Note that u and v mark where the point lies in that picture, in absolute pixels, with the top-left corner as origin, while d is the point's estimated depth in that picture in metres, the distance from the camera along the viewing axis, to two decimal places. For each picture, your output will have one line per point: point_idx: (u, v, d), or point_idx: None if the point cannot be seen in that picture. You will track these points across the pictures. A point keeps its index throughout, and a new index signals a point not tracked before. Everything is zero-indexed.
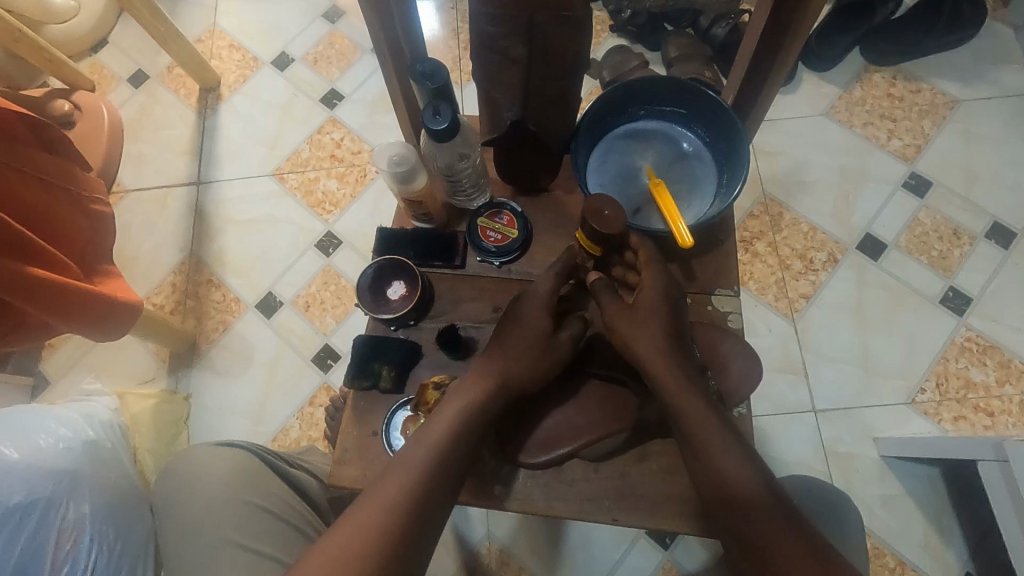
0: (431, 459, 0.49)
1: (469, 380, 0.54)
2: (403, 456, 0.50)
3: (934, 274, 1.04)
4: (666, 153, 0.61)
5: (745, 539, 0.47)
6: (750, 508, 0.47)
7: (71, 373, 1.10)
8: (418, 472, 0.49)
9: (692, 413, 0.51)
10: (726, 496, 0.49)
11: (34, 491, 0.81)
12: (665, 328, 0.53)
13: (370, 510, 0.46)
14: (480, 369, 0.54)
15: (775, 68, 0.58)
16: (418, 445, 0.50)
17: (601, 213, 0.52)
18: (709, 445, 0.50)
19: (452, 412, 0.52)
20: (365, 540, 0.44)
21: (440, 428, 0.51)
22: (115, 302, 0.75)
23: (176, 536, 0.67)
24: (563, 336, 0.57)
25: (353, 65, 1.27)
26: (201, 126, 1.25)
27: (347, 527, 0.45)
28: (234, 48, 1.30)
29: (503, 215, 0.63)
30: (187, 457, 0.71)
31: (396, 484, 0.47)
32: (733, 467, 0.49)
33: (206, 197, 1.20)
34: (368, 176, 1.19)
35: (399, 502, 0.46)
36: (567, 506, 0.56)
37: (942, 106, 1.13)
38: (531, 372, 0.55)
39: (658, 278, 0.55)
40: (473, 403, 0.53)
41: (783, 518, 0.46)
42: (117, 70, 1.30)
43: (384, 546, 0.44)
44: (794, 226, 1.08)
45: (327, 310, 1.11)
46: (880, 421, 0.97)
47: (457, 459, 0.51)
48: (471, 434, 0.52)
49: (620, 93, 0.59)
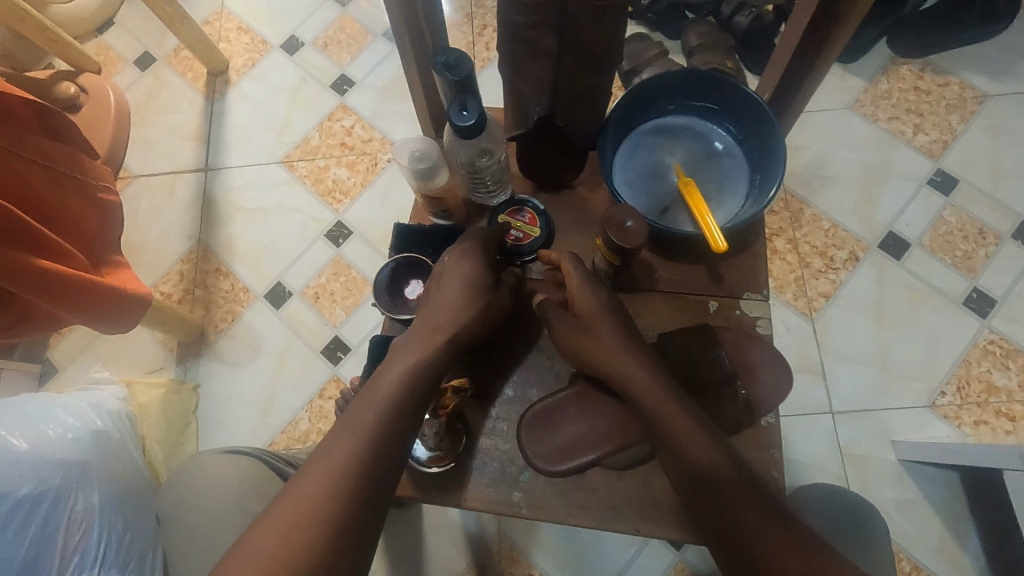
0: (381, 417, 0.51)
1: (414, 336, 0.55)
2: (353, 416, 0.51)
3: (958, 275, 1.01)
4: (696, 150, 0.58)
5: (731, 529, 0.47)
6: (730, 497, 0.47)
7: (78, 361, 1.09)
8: (368, 430, 0.50)
9: (652, 402, 0.51)
10: (702, 484, 0.49)
11: (44, 481, 0.80)
12: (618, 328, 0.54)
13: (322, 473, 0.48)
14: (423, 327, 0.55)
15: (824, 57, 0.55)
16: (367, 405, 0.51)
17: (623, 224, 0.48)
18: (674, 430, 0.50)
19: (399, 368, 0.53)
20: (317, 503, 0.46)
21: (388, 385, 0.52)
22: (123, 293, 0.73)
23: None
24: (500, 293, 0.58)
25: (364, 50, 1.24)
26: (209, 110, 1.23)
27: (300, 489, 0.47)
28: (243, 30, 1.27)
29: (525, 212, 0.61)
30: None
31: (348, 446, 0.49)
32: (709, 457, 0.49)
33: (214, 184, 1.18)
34: (379, 165, 1.16)
35: (351, 464, 0.48)
36: (588, 516, 0.54)
37: (971, 101, 1.10)
38: (477, 324, 0.56)
39: (595, 289, 0.56)
40: (419, 361, 0.54)
41: (764, 508, 0.47)
42: (123, 52, 1.27)
43: (337, 504, 0.47)
44: (814, 222, 1.06)
45: (337, 301, 1.09)
46: (899, 423, 0.95)
47: (407, 412, 0.52)
48: (422, 388, 0.53)
49: (650, 87, 0.56)
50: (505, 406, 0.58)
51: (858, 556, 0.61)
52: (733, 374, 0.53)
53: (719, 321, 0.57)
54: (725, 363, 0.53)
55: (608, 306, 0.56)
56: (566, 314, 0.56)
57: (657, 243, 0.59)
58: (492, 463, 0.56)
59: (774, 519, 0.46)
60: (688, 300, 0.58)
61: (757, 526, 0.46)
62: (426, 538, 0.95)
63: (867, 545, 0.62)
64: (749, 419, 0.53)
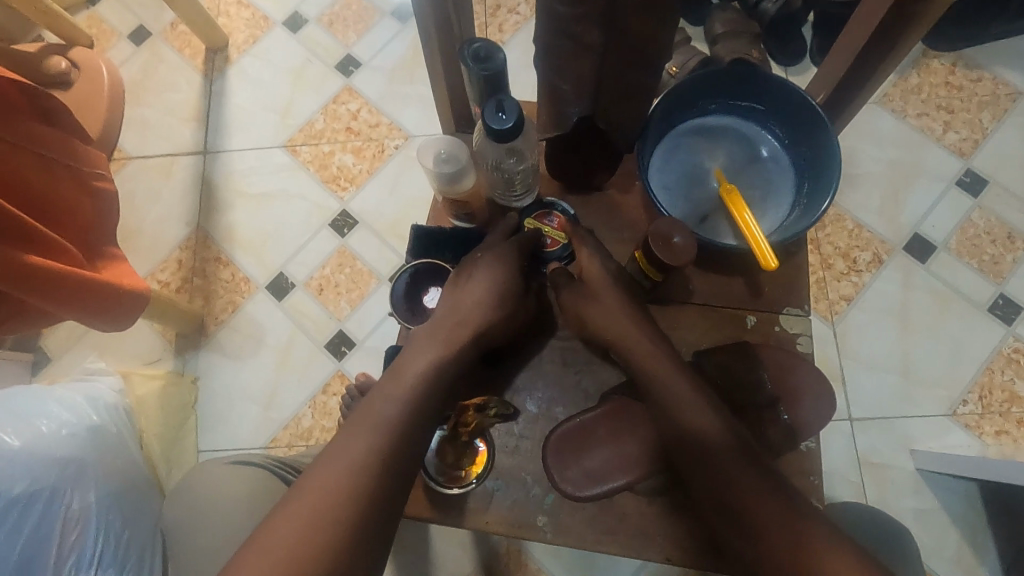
0: (401, 413, 0.48)
1: (435, 328, 0.52)
2: (371, 410, 0.48)
3: (984, 280, 0.98)
4: (738, 154, 0.55)
5: (724, 503, 0.45)
6: (730, 468, 0.46)
7: (72, 350, 1.05)
8: (387, 426, 0.47)
9: (658, 375, 0.50)
10: (700, 457, 0.47)
11: (38, 480, 0.78)
12: (621, 299, 0.53)
13: (337, 470, 0.45)
14: (444, 320, 0.52)
15: (901, 49, 0.51)
16: (386, 399, 0.48)
17: (669, 238, 0.45)
18: (674, 403, 0.48)
19: (420, 362, 0.50)
20: (333, 504, 0.43)
21: (409, 379, 0.49)
22: (120, 290, 0.69)
23: (186, 558, 0.63)
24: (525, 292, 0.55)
25: (371, 29, 1.18)
26: (207, 89, 1.17)
27: (314, 487, 0.44)
28: (243, 5, 1.21)
29: (553, 216, 0.57)
30: (201, 474, 0.66)
31: (366, 444, 0.46)
32: (710, 431, 0.47)
33: (214, 168, 1.13)
34: (386, 152, 1.11)
35: (368, 463, 0.45)
36: (616, 541, 0.52)
37: (1004, 98, 1.06)
38: (502, 322, 0.53)
39: (602, 260, 0.54)
40: (440, 355, 0.51)
41: (766, 484, 0.45)
42: (117, 25, 1.21)
43: (353, 505, 0.43)
44: (838, 222, 1.02)
45: (342, 293, 1.05)
46: (919, 432, 0.93)
47: (427, 410, 0.49)
48: (443, 386, 0.50)
49: (694, 85, 0.52)
50: (529, 422, 0.55)
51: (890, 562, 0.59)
52: (775, 399, 0.51)
53: (758, 339, 0.54)
54: (766, 385, 0.51)
55: (617, 281, 0.54)
56: (572, 279, 0.55)
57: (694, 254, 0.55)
58: (515, 483, 0.53)
59: (777, 496, 0.44)
60: (726, 315, 0.55)
61: (754, 493, 0.44)
62: (432, 540, 0.93)
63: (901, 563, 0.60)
64: (789, 445, 0.50)
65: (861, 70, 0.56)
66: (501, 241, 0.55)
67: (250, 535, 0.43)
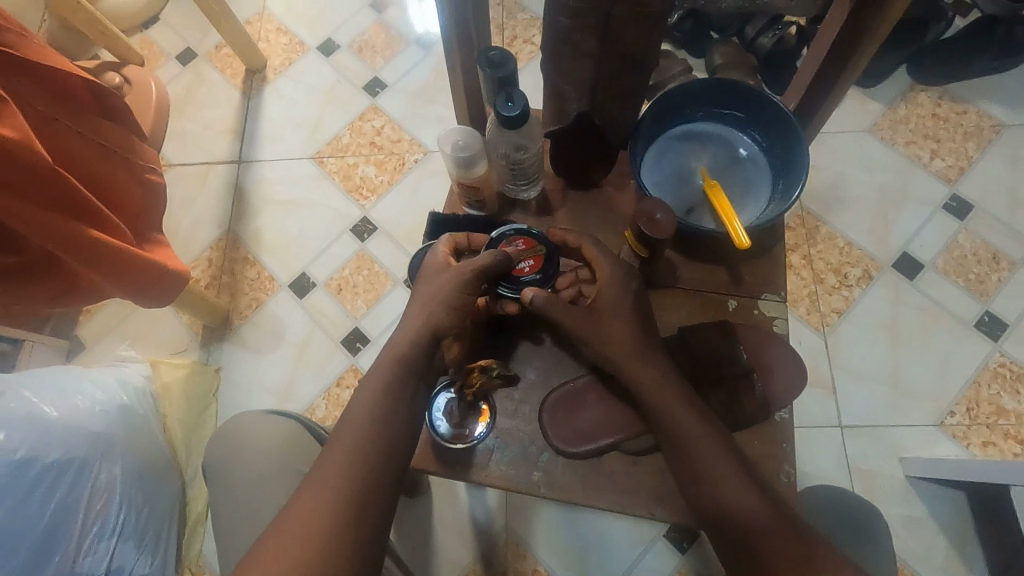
0: (369, 427, 0.52)
1: (388, 350, 0.55)
2: (343, 430, 0.52)
3: (970, 298, 1.03)
4: (721, 156, 0.61)
5: (743, 547, 0.49)
6: (747, 515, 0.49)
7: (106, 339, 1.12)
8: (357, 444, 0.51)
9: (679, 419, 0.52)
10: (717, 505, 0.50)
11: (70, 451, 0.84)
12: (635, 326, 0.55)
13: (316, 494, 0.49)
14: (397, 339, 0.56)
15: (856, 62, 0.58)
16: (349, 421, 0.52)
17: (653, 216, 0.51)
18: (693, 446, 0.51)
19: (374, 387, 0.53)
20: (314, 523, 0.48)
21: (367, 399, 0.53)
22: (163, 271, 0.76)
23: (223, 507, 0.63)
24: (454, 272, 0.56)
25: (397, 56, 1.28)
26: (245, 106, 1.27)
27: (297, 513, 0.48)
28: (282, 32, 1.32)
29: (515, 241, 0.59)
30: (236, 424, 0.67)
31: (337, 462, 0.50)
32: (727, 482, 0.50)
33: (246, 176, 1.22)
34: (406, 165, 1.20)
35: (343, 482, 0.49)
36: (604, 498, 0.57)
37: (988, 130, 1.12)
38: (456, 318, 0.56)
39: (625, 285, 0.56)
40: (395, 373, 0.54)
41: (784, 529, 0.48)
42: (166, 47, 1.33)
43: (333, 522, 0.48)
44: (830, 240, 1.08)
45: (359, 294, 1.12)
46: (907, 441, 0.96)
47: (389, 423, 0.52)
48: (398, 393, 0.54)
49: (681, 93, 0.60)
50: (528, 390, 0.60)
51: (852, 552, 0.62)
52: (750, 369, 0.56)
53: (738, 320, 0.59)
54: (742, 356, 0.56)
55: (634, 301, 0.56)
56: (580, 312, 0.55)
57: (683, 245, 0.61)
58: (513, 442, 0.59)
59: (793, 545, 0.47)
60: (710, 298, 0.60)
61: (770, 535, 0.48)
62: (434, 529, 0.97)
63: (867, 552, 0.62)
64: (763, 415, 0.55)
65: (828, 83, 0.63)
66: (444, 258, 0.58)
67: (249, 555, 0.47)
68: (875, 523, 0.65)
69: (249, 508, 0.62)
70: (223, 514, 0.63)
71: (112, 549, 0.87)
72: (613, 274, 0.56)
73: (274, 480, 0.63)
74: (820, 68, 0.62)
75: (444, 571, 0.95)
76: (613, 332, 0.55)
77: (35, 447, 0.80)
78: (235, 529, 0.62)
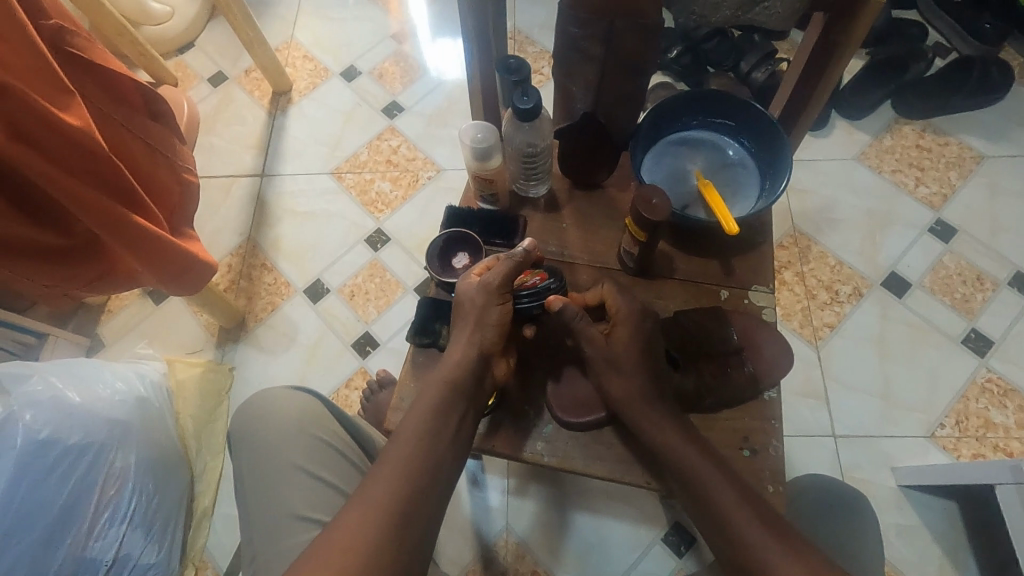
0: (419, 452, 0.54)
1: (434, 383, 0.59)
2: (392, 453, 0.54)
3: (956, 316, 1.07)
4: (714, 159, 0.67)
5: (744, 565, 0.50)
6: (764, 555, 0.49)
7: (125, 337, 1.17)
8: (405, 467, 0.53)
9: (674, 442, 0.55)
10: (734, 544, 0.50)
11: (89, 435, 0.87)
12: (640, 354, 0.58)
13: (362, 512, 0.50)
14: (444, 370, 0.59)
15: (831, 74, 0.66)
16: (398, 444, 0.55)
17: (650, 200, 0.56)
18: (688, 462, 0.54)
19: (423, 416, 0.57)
20: (363, 537, 0.49)
21: (417, 430, 0.56)
22: (195, 261, 0.81)
23: (246, 470, 0.67)
24: (483, 284, 0.60)
25: (414, 82, 1.37)
26: (270, 124, 1.35)
27: (340, 530, 0.49)
28: (308, 58, 1.42)
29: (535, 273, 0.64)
30: (262, 396, 0.71)
31: (388, 481, 0.52)
32: (739, 519, 0.51)
33: (268, 188, 1.29)
34: (419, 181, 1.27)
35: (389, 504, 0.51)
36: (603, 466, 0.61)
37: (969, 160, 1.19)
38: (496, 341, 0.60)
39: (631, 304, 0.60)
40: (442, 402, 0.58)
41: (782, 546, 0.49)
42: (198, 70, 1.42)
43: (374, 544, 0.48)
44: (821, 258, 1.13)
45: (371, 300, 1.17)
46: (899, 451, 0.99)
47: (434, 454, 0.55)
48: (443, 418, 0.57)
49: (676, 102, 0.67)
50: (534, 367, 0.65)
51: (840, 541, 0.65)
52: (739, 347, 0.61)
53: (729, 307, 0.64)
54: (733, 338, 0.61)
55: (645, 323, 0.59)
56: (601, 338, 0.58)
57: (680, 240, 0.67)
58: (520, 415, 0.64)
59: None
60: (703, 289, 0.65)
61: (766, 551, 0.49)
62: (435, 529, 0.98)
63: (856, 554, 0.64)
64: (753, 390, 0.59)
65: (808, 96, 0.70)
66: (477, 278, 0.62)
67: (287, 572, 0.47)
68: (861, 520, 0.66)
69: (273, 470, 0.66)
70: (247, 476, 0.67)
71: (121, 536, 0.89)
72: (629, 314, 0.59)
73: (296, 446, 0.68)
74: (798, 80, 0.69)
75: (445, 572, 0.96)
76: (622, 356, 0.58)
77: (58, 429, 0.84)
78: (256, 489, 0.66)
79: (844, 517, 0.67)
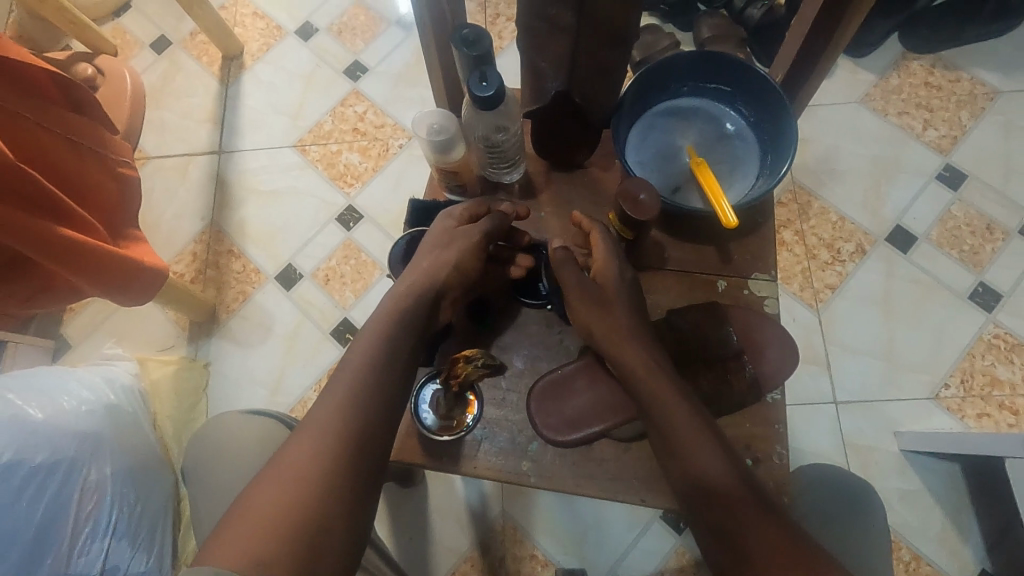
0: (364, 385, 0.52)
1: (382, 315, 0.56)
2: (335, 387, 0.52)
3: (965, 270, 1.02)
4: (709, 131, 0.63)
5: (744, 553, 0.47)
6: (759, 542, 0.47)
7: (92, 337, 1.10)
8: (353, 401, 0.51)
9: (676, 410, 0.53)
10: (735, 527, 0.48)
11: (57, 452, 0.81)
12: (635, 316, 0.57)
13: (307, 445, 0.48)
14: (394, 301, 0.57)
15: (839, 39, 0.59)
16: (350, 371, 0.53)
17: (636, 197, 0.53)
18: (690, 432, 0.52)
19: (372, 351, 0.54)
20: (309, 468, 0.47)
21: (360, 365, 0.53)
22: (143, 267, 0.75)
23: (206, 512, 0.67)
24: (463, 231, 0.60)
25: (377, 38, 1.25)
26: (223, 94, 1.24)
27: (285, 468, 0.47)
28: (258, 16, 1.28)
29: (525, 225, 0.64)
30: (218, 429, 0.71)
31: (335, 413, 0.50)
32: (740, 501, 0.49)
33: (228, 166, 1.19)
34: (390, 151, 1.17)
35: (338, 431, 0.49)
36: (595, 484, 0.58)
37: (981, 97, 1.10)
38: (457, 272, 0.59)
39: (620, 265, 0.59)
40: (390, 331, 0.55)
41: (783, 532, 0.47)
42: (140, 36, 1.28)
43: (324, 479, 0.47)
44: (822, 215, 1.06)
45: (347, 284, 1.11)
46: (903, 415, 0.96)
47: (386, 389, 0.53)
48: (400, 359, 0.55)
49: (664, 69, 0.61)
50: (515, 378, 0.62)
51: (850, 507, 0.66)
52: (740, 350, 0.58)
53: (727, 300, 0.62)
54: (733, 338, 0.58)
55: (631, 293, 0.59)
56: (585, 278, 0.58)
57: (672, 227, 0.64)
58: (504, 428, 0.60)
59: (763, 510, 0.49)
60: (698, 280, 0.63)
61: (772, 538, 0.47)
62: (430, 520, 0.96)
63: (867, 515, 0.65)
64: (754, 396, 0.58)
65: (813, 59, 0.63)
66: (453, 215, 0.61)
67: (231, 509, 0.45)
68: (856, 483, 0.67)
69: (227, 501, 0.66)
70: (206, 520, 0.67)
71: (105, 549, 0.84)
72: (609, 262, 0.58)
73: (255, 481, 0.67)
74: (811, 30, 0.61)
75: (442, 560, 0.95)
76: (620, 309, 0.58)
77: (22, 449, 0.77)
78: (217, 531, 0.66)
79: (843, 487, 0.67)
